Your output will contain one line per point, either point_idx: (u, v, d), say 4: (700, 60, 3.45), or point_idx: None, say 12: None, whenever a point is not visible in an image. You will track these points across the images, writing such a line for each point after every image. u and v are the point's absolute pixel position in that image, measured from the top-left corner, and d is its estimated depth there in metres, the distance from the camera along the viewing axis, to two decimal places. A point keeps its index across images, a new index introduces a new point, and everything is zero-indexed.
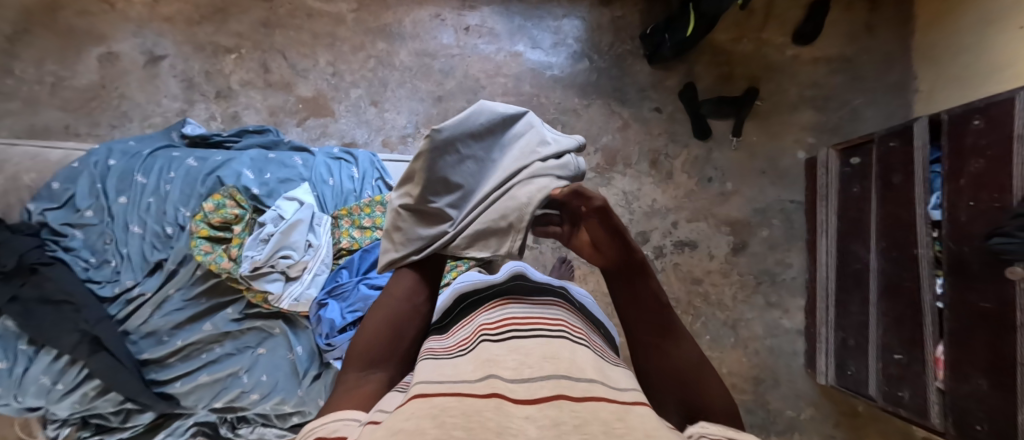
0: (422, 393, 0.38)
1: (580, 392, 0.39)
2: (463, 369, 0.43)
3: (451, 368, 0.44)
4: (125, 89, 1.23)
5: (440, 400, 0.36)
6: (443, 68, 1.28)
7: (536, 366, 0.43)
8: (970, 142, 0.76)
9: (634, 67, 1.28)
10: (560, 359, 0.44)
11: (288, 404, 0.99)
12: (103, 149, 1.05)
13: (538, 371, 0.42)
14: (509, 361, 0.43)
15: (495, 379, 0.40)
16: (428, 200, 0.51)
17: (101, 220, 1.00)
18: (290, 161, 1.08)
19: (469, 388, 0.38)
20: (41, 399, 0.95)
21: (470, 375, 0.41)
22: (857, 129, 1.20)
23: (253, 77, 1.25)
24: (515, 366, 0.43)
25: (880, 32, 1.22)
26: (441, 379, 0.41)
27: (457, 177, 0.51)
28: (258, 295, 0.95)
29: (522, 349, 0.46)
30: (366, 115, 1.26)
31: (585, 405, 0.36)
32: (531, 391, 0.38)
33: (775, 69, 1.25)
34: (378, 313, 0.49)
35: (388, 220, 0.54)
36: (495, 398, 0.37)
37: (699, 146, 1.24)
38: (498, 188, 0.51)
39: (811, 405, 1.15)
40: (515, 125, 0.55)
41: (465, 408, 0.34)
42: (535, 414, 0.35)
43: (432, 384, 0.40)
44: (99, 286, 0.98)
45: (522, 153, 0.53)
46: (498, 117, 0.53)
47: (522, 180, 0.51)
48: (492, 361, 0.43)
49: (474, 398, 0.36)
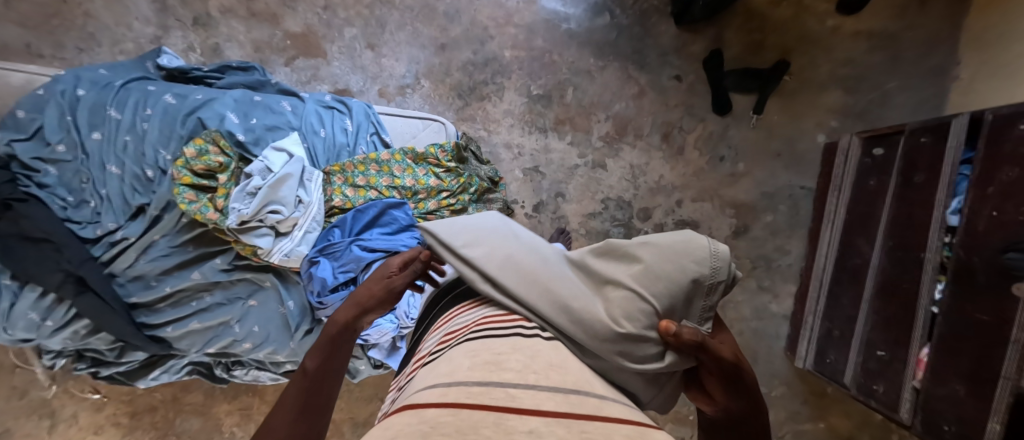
0: (416, 405, 0.32)
1: (589, 409, 0.33)
2: (461, 367, 0.36)
3: (448, 365, 0.37)
4: (90, 7, 1.10)
5: (431, 412, 0.30)
6: (448, 11, 1.15)
7: (543, 373, 0.35)
8: (1008, 149, 0.71)
9: (658, 27, 1.17)
10: (568, 371, 0.37)
11: (280, 354, 1.01)
12: (71, 76, 0.96)
13: (544, 379, 0.34)
14: (511, 363, 0.35)
15: (495, 385, 0.33)
16: (513, 247, 0.45)
17: (75, 158, 0.93)
18: (277, 106, 1.00)
19: (468, 395, 0.31)
20: (31, 333, 0.95)
21: (467, 376, 0.34)
22: (885, 115, 1.14)
23: (234, 4, 1.13)
24: (519, 370, 0.35)
25: (931, 7, 1.11)
26: (434, 382, 0.35)
27: (551, 266, 0.44)
28: (247, 247, 0.91)
29: (529, 349, 0.38)
30: (361, 59, 1.15)
31: (597, 425, 0.30)
32: (537, 400, 0.32)
33: (809, 41, 1.15)
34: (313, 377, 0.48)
35: (475, 228, 0.48)
36: (496, 410, 0.30)
37: (715, 121, 1.18)
38: (558, 296, 0.41)
39: (784, 383, 1.21)
40: (659, 263, 0.41)
41: (459, 423, 0.28)
42: (539, 428, 0.28)
43: (424, 392, 0.34)
44: (79, 226, 0.93)
45: (626, 300, 0.40)
46: (644, 254, 0.43)
47: (581, 321, 0.40)
48: (495, 362, 0.35)
49: (471, 409, 0.30)
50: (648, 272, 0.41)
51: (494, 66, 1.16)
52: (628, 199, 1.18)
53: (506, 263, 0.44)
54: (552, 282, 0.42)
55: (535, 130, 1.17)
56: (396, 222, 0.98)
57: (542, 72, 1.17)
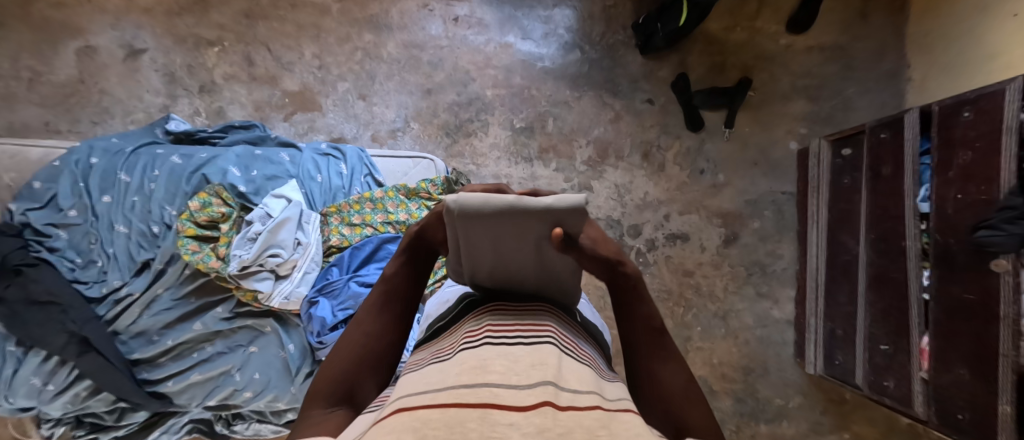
0: (407, 407, 0.36)
1: (564, 401, 0.38)
2: (449, 375, 0.41)
3: (438, 375, 0.42)
4: (105, 84, 1.20)
5: (423, 412, 0.35)
6: (432, 60, 1.25)
7: (524, 373, 0.41)
8: (959, 134, 0.76)
9: (626, 58, 1.26)
10: (547, 366, 0.42)
11: (281, 402, 1.00)
12: (84, 147, 1.02)
13: (525, 379, 0.40)
14: (496, 367, 0.42)
15: (480, 385, 0.38)
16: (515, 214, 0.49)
17: (85, 220, 0.97)
18: (277, 157, 1.06)
19: (456, 396, 0.37)
20: (32, 400, 0.94)
21: (455, 381, 0.40)
22: (849, 118, 1.21)
23: (236, 70, 1.23)
24: (502, 372, 0.41)
25: (874, 19, 1.22)
26: (424, 389, 0.39)
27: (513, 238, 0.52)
28: (248, 293, 0.94)
29: (511, 356, 0.44)
30: (354, 109, 1.24)
31: (569, 414, 0.35)
32: (518, 397, 0.37)
33: (767, 59, 1.24)
34: (362, 329, 0.52)
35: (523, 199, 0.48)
36: (481, 406, 0.35)
37: (691, 138, 1.24)
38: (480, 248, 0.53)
39: (800, 393, 1.17)
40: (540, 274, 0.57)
41: (448, 418, 0.33)
42: (519, 422, 0.33)
43: (415, 395, 0.38)
44: (86, 286, 0.96)
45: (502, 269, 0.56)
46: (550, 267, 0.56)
47: (472, 261, 0.55)
48: (481, 367, 0.41)
49: (460, 407, 0.35)
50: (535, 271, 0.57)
51: (478, 104, 1.25)
52: (617, 217, 1.22)
53: (480, 223, 0.49)
54: (493, 242, 0.52)
55: (521, 160, 1.23)
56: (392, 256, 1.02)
57: (523, 106, 1.25)
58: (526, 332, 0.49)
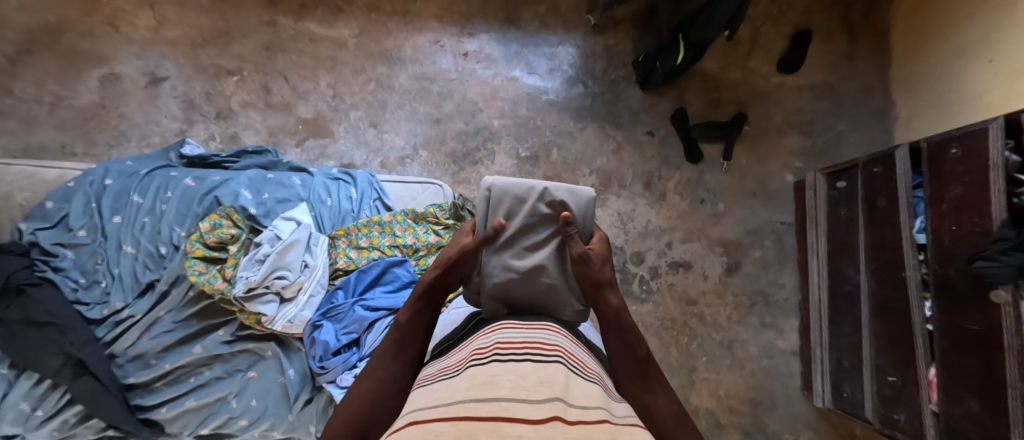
0: (418, 421, 0.37)
1: (573, 416, 0.38)
2: (459, 389, 0.41)
3: (448, 390, 0.42)
4: (124, 109, 1.24)
5: (434, 425, 0.35)
6: (442, 91, 1.31)
7: (532, 388, 0.41)
8: (949, 169, 0.79)
9: (627, 93, 1.32)
10: (556, 383, 0.43)
11: (277, 432, 0.96)
12: (100, 168, 1.05)
13: (535, 394, 0.40)
14: (505, 382, 0.42)
15: (490, 400, 0.39)
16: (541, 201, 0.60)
17: (94, 240, 0.98)
18: (288, 181, 1.09)
19: (467, 410, 0.37)
20: (17, 428, 0.90)
21: (465, 395, 0.40)
22: (841, 153, 1.25)
23: (253, 98, 1.28)
24: (511, 387, 0.41)
25: (859, 62, 1.29)
26: (435, 403, 0.40)
27: (533, 225, 0.60)
28: (251, 316, 0.92)
29: (519, 372, 0.44)
30: (365, 136, 1.28)
31: (577, 429, 0.36)
32: (527, 411, 0.37)
33: (761, 96, 1.30)
34: (374, 377, 0.51)
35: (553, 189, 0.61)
36: (491, 420, 0.36)
37: (691, 169, 1.28)
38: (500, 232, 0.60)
39: (809, 428, 1.15)
40: (546, 284, 0.58)
41: (459, 432, 0.34)
42: (528, 434, 0.34)
43: (426, 409, 0.39)
44: (87, 308, 0.95)
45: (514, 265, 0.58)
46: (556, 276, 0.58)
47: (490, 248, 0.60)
48: (491, 382, 0.41)
49: (469, 421, 0.36)
50: (542, 276, 0.58)
51: (485, 133, 1.29)
52: (620, 245, 1.23)
53: (512, 203, 0.60)
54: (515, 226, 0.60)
55: None
56: (398, 279, 1.02)
57: (529, 136, 1.29)
58: (534, 350, 0.49)
